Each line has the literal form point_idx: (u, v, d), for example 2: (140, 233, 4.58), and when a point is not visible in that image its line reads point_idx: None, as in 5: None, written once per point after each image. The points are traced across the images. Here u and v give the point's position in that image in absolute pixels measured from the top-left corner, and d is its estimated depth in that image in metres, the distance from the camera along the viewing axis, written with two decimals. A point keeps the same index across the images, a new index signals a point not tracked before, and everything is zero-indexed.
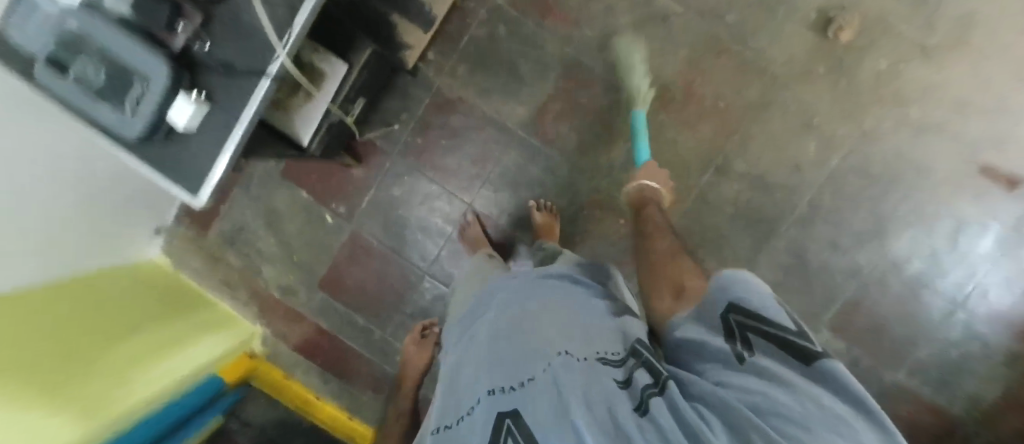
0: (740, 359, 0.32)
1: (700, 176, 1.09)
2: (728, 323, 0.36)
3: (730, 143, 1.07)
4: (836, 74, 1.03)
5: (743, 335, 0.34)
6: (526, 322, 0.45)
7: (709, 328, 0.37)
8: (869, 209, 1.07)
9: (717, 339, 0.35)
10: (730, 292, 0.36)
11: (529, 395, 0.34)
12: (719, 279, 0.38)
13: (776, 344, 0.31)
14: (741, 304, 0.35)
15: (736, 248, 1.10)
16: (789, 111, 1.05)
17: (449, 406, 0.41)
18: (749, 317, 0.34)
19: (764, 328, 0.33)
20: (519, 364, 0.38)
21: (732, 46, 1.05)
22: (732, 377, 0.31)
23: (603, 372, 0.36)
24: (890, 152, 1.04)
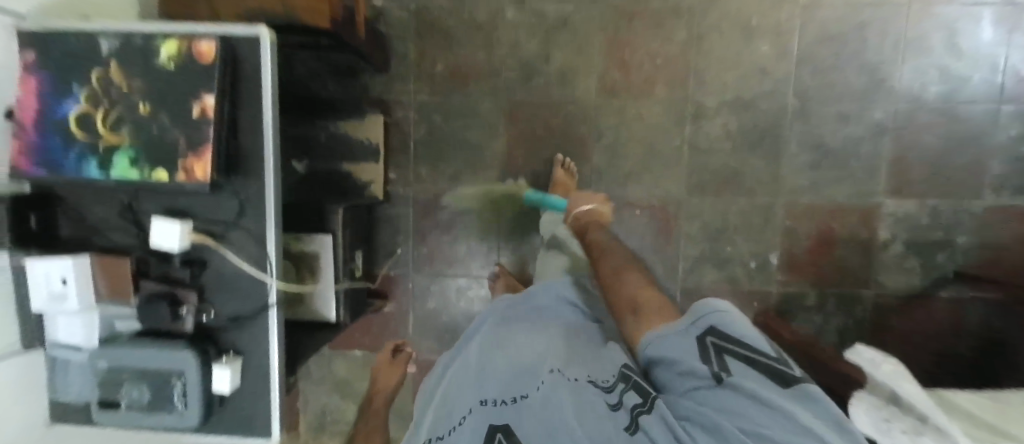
0: (719, 378, 0.37)
1: (682, 132, 1.06)
2: (705, 342, 0.41)
3: (689, 89, 1.04)
4: None
5: (720, 355, 0.39)
6: (520, 351, 0.49)
7: (687, 348, 0.42)
8: (857, 66, 1.01)
9: (698, 358, 0.40)
10: (711, 319, 0.42)
11: (526, 412, 0.37)
12: (701, 307, 0.44)
13: (748, 363, 0.37)
14: (720, 329, 0.41)
15: (758, 175, 1.06)
16: (726, 28, 1.02)
17: (445, 415, 0.42)
18: (727, 340, 0.40)
19: (738, 352, 0.39)
20: (518, 384, 0.42)
21: (637, 7, 1.03)
22: (710, 393, 0.36)
23: (593, 393, 0.40)
24: (842, 6, 0.99)
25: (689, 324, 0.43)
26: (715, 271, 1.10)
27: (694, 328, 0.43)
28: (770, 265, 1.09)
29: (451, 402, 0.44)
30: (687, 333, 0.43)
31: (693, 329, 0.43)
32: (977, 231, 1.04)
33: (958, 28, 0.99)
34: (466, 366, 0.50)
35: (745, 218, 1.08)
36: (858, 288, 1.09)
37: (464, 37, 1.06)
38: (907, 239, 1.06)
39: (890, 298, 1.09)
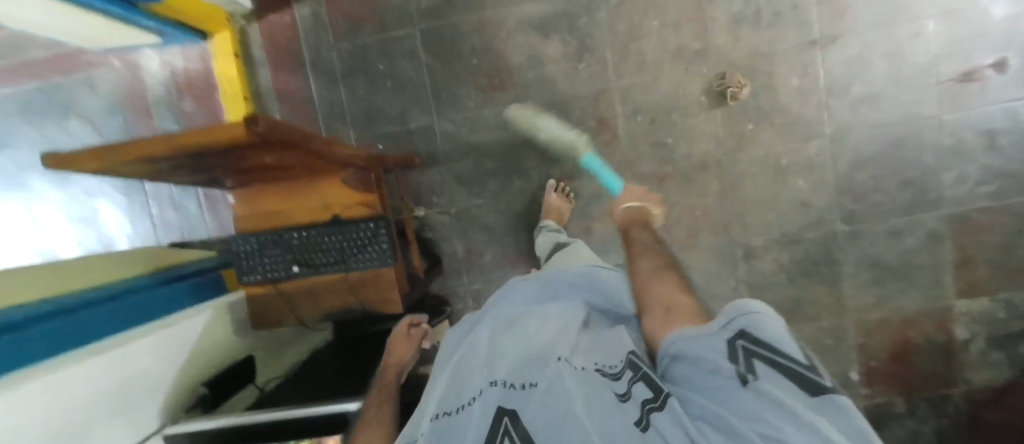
0: (743, 381, 0.32)
1: (736, 273, 1.06)
2: (734, 346, 0.35)
3: (734, 233, 1.05)
4: (768, 116, 1.01)
5: (746, 357, 0.34)
6: (527, 337, 0.47)
7: (708, 347, 0.36)
8: (901, 182, 0.99)
9: (723, 359, 0.35)
10: (742, 322, 0.35)
11: (538, 394, 0.37)
12: (736, 306, 0.37)
13: (775, 366, 0.32)
14: (752, 330, 0.34)
15: (823, 302, 1.05)
16: (758, 171, 1.02)
17: (452, 392, 0.42)
18: (758, 343, 0.34)
19: (772, 355, 0.33)
20: (524, 373, 0.41)
21: (664, 169, 1.05)
22: (734, 396, 0.32)
23: (599, 382, 0.38)
24: (870, 131, 0.99)
25: (722, 325, 0.37)
26: None
27: (726, 330, 0.36)
28: (852, 383, 1.07)
29: (459, 377, 0.44)
30: (716, 334, 0.37)
31: (724, 331, 0.36)
32: None
33: (994, 128, 0.97)
34: (469, 349, 0.48)
35: (817, 342, 1.06)
36: (948, 390, 1.05)
37: (504, 226, 1.11)
38: (989, 335, 1.03)
39: (983, 393, 1.05)
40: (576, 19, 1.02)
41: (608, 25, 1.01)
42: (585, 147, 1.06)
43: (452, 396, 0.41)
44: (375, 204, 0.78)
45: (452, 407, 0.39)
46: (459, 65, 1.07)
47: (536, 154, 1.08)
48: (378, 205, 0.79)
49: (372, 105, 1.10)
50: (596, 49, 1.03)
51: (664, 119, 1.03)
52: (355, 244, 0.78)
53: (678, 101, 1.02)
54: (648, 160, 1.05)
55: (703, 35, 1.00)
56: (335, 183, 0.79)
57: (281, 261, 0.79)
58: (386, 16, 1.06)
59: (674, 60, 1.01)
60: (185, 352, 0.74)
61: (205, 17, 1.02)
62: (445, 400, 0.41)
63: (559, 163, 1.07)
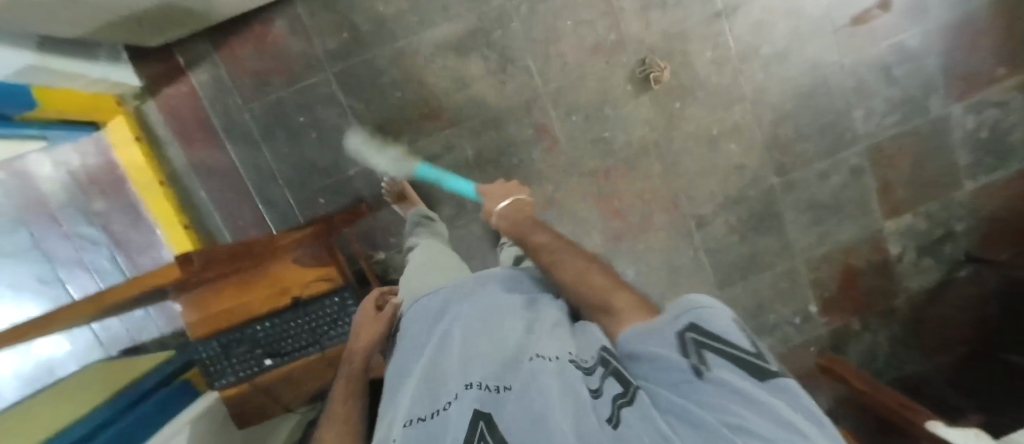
0: (698, 372, 0.33)
1: (693, 242, 1.11)
2: (685, 338, 0.37)
3: (684, 206, 1.09)
4: (692, 92, 1.03)
5: (698, 349, 0.35)
6: (495, 337, 0.45)
7: (664, 341, 0.38)
8: (820, 128, 1.07)
9: (676, 353, 0.36)
10: (689, 317, 0.38)
11: (512, 399, 0.34)
12: (689, 304, 0.39)
13: (729, 357, 0.33)
14: (701, 324, 0.37)
15: (774, 251, 1.12)
16: (694, 145, 1.06)
17: (423, 398, 0.39)
18: (707, 335, 0.36)
19: (720, 347, 0.35)
20: (495, 375, 0.38)
21: (606, 162, 1.07)
22: (690, 387, 0.32)
23: (574, 374, 0.36)
24: (786, 86, 1.04)
25: (675, 318, 0.40)
26: (768, 343, 1.17)
27: (678, 323, 0.39)
28: (812, 316, 1.17)
29: (426, 382, 0.41)
30: (672, 327, 0.39)
31: (677, 327, 0.39)
32: (967, 213, 1.14)
33: (888, 63, 1.05)
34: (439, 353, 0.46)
35: (776, 288, 1.14)
36: (890, 301, 1.17)
37: (466, 250, 1.10)
38: (915, 246, 1.15)
39: (918, 295, 1.18)
40: (490, 33, 1.00)
41: (523, 33, 1.01)
42: (528, 157, 1.07)
43: (418, 404, 0.38)
44: (335, 277, 0.77)
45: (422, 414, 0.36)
46: (383, 101, 1.04)
47: (483, 174, 1.08)
48: (339, 276, 0.77)
49: (302, 160, 1.04)
50: (517, 59, 1.02)
51: (597, 113, 1.04)
52: (322, 322, 0.77)
53: (607, 93, 1.03)
54: (590, 156, 1.07)
55: (617, 25, 1.01)
56: (285, 262, 0.76)
57: (251, 356, 0.77)
58: (294, 65, 1.00)
59: (595, 54, 1.02)
60: None
61: (89, 108, 0.92)
62: (412, 409, 0.38)
63: (507, 177, 1.08)
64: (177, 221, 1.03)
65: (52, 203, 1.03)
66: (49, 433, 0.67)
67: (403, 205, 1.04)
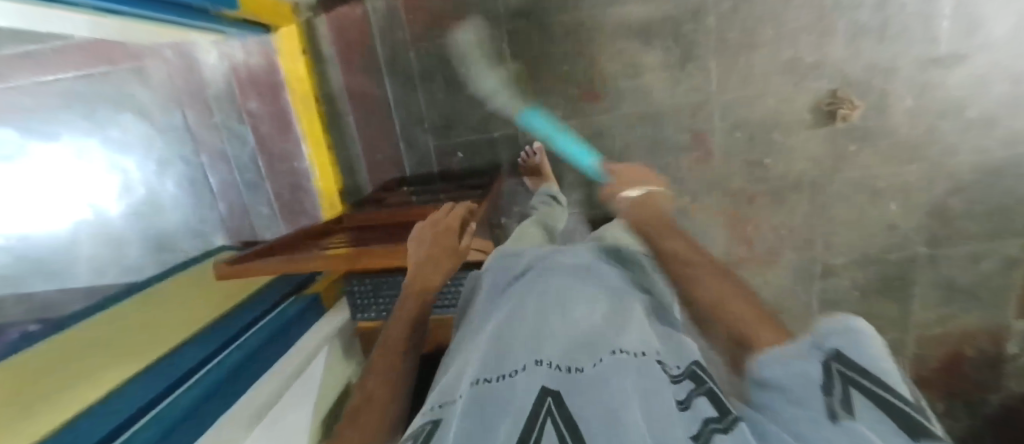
0: (833, 417, 0.25)
1: (811, 288, 1.09)
2: (829, 372, 0.28)
3: (815, 251, 1.06)
4: (872, 139, 0.96)
5: (841, 388, 0.26)
6: (574, 318, 0.43)
7: (803, 382, 0.30)
8: (992, 209, 0.99)
9: (818, 385, 0.28)
10: (839, 339, 0.28)
11: (585, 383, 0.33)
12: (828, 326, 0.30)
13: (874, 398, 0.24)
14: (844, 354, 0.28)
15: (889, 316, 1.10)
16: (851, 194, 1.01)
17: (491, 359, 0.39)
18: (856, 370, 0.26)
19: (870, 382, 0.25)
20: (574, 355, 0.38)
21: (754, 187, 1.03)
22: (818, 431, 0.25)
23: (657, 377, 0.34)
24: (975, 157, 0.96)
25: (815, 349, 0.31)
26: None
27: (819, 351, 0.30)
28: None
29: (499, 342, 0.42)
30: (810, 364, 0.30)
31: (817, 351, 0.30)
32: None
33: None
34: (510, 315, 0.47)
35: None
36: (987, 395, 1.14)
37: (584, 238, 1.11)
38: None
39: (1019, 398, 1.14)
40: (681, 25, 0.93)
41: (715, 33, 0.93)
42: (674, 162, 1.03)
43: (490, 364, 0.39)
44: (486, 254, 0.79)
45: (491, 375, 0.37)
46: (545, 70, 1.00)
47: (624, 168, 1.05)
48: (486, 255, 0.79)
49: (452, 111, 1.06)
50: (698, 59, 0.95)
51: (763, 136, 0.99)
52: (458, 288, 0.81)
53: (780, 118, 0.97)
54: (739, 178, 1.03)
55: (820, 48, 0.92)
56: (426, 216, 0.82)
57: (392, 303, 0.85)
58: (470, 14, 0.99)
59: (784, 74, 0.94)
60: (312, 395, 0.76)
61: (270, 15, 0.93)
62: (483, 367, 0.38)
63: (646, 177, 1.05)
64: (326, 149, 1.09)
65: (211, 92, 1.03)
66: (195, 332, 0.73)
67: (534, 181, 1.02)
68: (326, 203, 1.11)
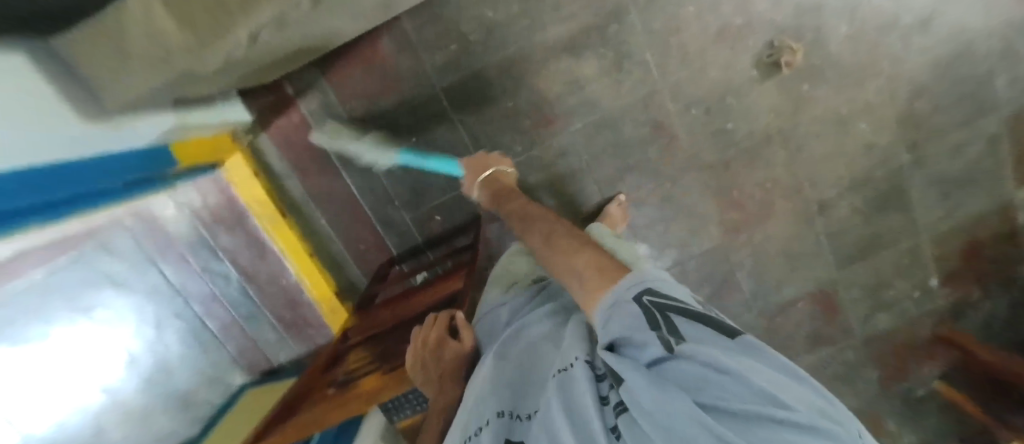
0: (667, 345, 0.29)
1: (815, 227, 1.09)
2: (643, 304, 0.32)
3: (806, 193, 1.06)
4: (822, 73, 0.97)
5: (660, 315, 0.31)
6: (528, 358, 0.47)
7: (627, 319, 0.32)
8: (958, 99, 1.00)
9: (640, 322, 0.31)
10: (643, 284, 0.34)
11: (538, 419, 0.37)
12: (620, 282, 0.36)
13: (692, 318, 0.31)
14: (656, 289, 0.33)
15: (897, 227, 1.10)
16: (821, 129, 1.01)
17: (465, 426, 0.42)
18: (663, 300, 0.32)
19: (681, 308, 0.32)
20: (532, 400, 0.41)
21: (727, 154, 1.03)
22: (658, 369, 0.29)
23: (583, 380, 0.36)
24: (924, 58, 0.97)
25: (623, 288, 0.35)
26: (884, 316, 1.18)
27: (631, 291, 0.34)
28: (933, 289, 1.16)
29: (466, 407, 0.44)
30: (624, 300, 0.33)
31: (625, 299, 0.34)
32: None
33: None
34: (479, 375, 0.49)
35: (896, 265, 1.13)
36: (1017, 269, 1.14)
37: None
38: None
39: None
40: (606, 30, 0.94)
41: (641, 26, 0.94)
42: (644, 156, 1.04)
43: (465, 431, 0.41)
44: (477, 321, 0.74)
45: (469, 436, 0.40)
46: (492, 112, 1.00)
47: (599, 177, 1.05)
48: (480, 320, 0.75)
49: (416, 179, 1.05)
50: (633, 55, 0.96)
51: (719, 105, 0.99)
52: None
53: (730, 83, 0.98)
54: (711, 150, 1.03)
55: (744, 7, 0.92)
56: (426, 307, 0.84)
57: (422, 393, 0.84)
58: (402, 85, 0.99)
59: (719, 41, 0.95)
60: None
61: (212, 149, 0.91)
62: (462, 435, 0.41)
63: (622, 178, 1.05)
64: (307, 256, 1.07)
65: (179, 241, 0.94)
66: None
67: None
68: (327, 306, 1.11)
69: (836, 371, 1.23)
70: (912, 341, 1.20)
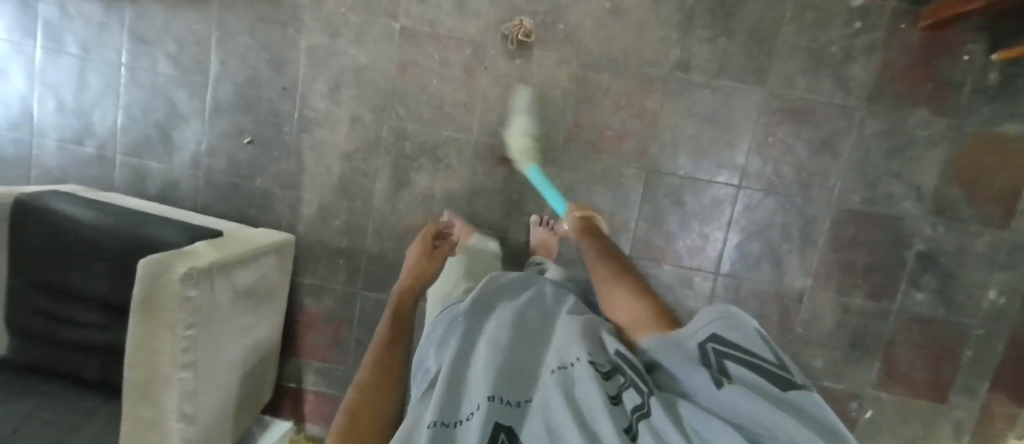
0: (720, 383, 0.33)
1: (699, 83, 1.01)
2: (708, 350, 0.38)
3: (658, 73, 1.01)
4: (561, 5, 0.99)
5: (723, 358, 0.36)
6: (525, 352, 0.48)
7: (690, 358, 0.38)
8: None
9: (704, 356, 0.37)
10: (711, 324, 0.39)
11: (530, 410, 0.39)
12: (690, 324, 0.42)
13: (749, 360, 0.34)
14: (720, 330, 0.38)
15: (768, 6, 0.97)
16: (608, 30, 1.00)
17: (447, 401, 0.43)
18: (727, 343, 0.37)
19: (739, 352, 0.35)
20: (514, 386, 0.42)
21: (570, 120, 1.04)
22: (712, 396, 0.32)
23: (590, 379, 0.37)
24: None
25: (698, 325, 0.40)
26: (858, 66, 0.98)
27: (700, 334, 0.40)
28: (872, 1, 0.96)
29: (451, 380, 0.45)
30: (695, 340, 0.40)
31: (697, 337, 0.40)
32: None
33: None
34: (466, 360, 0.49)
35: (809, 26, 0.98)
36: None
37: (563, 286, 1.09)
38: None
39: None
40: (404, 150, 1.06)
41: (420, 123, 1.04)
42: (520, 185, 1.06)
43: (444, 407, 0.42)
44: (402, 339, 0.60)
45: (451, 419, 0.41)
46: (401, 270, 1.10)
47: (509, 230, 1.08)
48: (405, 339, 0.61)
49: None
50: (436, 141, 1.05)
51: (523, 103, 1.03)
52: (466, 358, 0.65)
53: (513, 84, 1.03)
54: (556, 130, 1.04)
55: (463, 41, 1.01)
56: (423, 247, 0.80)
57: None
58: (341, 315, 1.14)
59: (473, 74, 1.02)
60: None
61: None
62: (438, 410, 0.41)
63: (523, 214, 1.07)
64: None
65: None
66: None
67: None
68: None
69: (884, 146, 1.00)
70: (916, 54, 0.97)
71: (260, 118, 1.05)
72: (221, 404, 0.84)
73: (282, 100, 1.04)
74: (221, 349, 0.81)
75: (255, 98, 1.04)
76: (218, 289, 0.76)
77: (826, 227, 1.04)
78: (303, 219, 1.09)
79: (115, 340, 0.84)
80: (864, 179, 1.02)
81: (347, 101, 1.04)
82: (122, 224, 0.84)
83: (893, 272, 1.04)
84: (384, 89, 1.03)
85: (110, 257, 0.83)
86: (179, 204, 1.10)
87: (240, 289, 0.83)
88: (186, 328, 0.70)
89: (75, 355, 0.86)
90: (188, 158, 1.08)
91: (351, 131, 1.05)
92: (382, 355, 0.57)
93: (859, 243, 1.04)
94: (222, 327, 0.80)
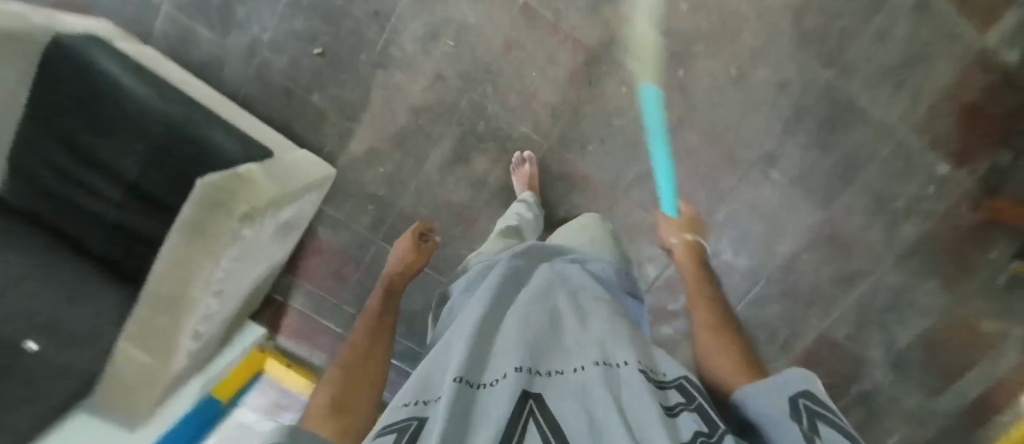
0: (807, 440, 0.27)
1: (773, 181, 1.03)
2: (794, 404, 0.32)
3: (742, 157, 1.01)
4: (688, 54, 0.95)
5: (809, 419, 0.30)
6: (559, 333, 0.42)
7: (767, 408, 0.33)
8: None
9: (780, 411, 0.32)
10: (803, 384, 0.33)
11: (562, 387, 0.33)
12: (771, 380, 0.36)
13: (839, 427, 0.28)
14: (811, 392, 0.32)
15: (864, 140, 0.99)
16: (720, 99, 0.98)
17: (474, 361, 0.36)
18: (821, 408, 0.31)
19: (834, 419, 0.30)
20: (548, 361, 0.37)
21: (643, 166, 1.02)
22: None
23: (639, 383, 0.32)
24: None
25: (775, 383, 0.34)
26: (910, 224, 1.04)
27: (779, 391, 0.34)
28: (951, 175, 1.00)
29: (479, 340, 0.40)
30: (774, 394, 0.33)
31: (779, 392, 0.34)
32: None
33: None
34: (495, 327, 0.44)
35: (889, 173, 1.01)
36: None
37: None
38: None
39: None
40: (475, 128, 1.01)
41: (502, 109, 0.99)
42: (571, 205, 1.06)
43: (473, 367, 0.35)
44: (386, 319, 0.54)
45: (475, 382, 0.34)
46: None
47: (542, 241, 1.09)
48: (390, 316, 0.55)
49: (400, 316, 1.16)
50: (510, 133, 1.01)
51: (608, 132, 1.00)
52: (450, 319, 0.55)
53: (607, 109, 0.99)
54: (626, 169, 1.03)
55: (580, 46, 0.95)
56: (411, 246, 0.69)
57: None
58: (350, 255, 1.13)
59: (575, 82, 0.97)
60: None
61: (247, 371, 1.17)
62: (465, 368, 0.34)
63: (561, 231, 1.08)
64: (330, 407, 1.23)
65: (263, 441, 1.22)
66: None
67: None
68: None
69: (890, 297, 1.10)
70: (959, 236, 1.04)
71: (339, 35, 0.95)
72: (224, 319, 0.86)
73: (369, 25, 0.94)
74: (246, 274, 0.81)
75: (341, 11, 0.93)
76: (265, 227, 0.74)
77: (806, 342, 1.15)
78: (347, 153, 1.04)
79: (129, 224, 0.80)
80: (857, 317, 1.12)
81: (437, 56, 0.96)
82: (170, 111, 0.75)
83: (838, 396, 1.19)
84: (480, 61, 0.96)
85: (150, 140, 0.75)
86: (220, 86, 1.00)
87: (280, 223, 0.81)
88: (229, 262, 0.70)
89: (79, 221, 0.80)
90: (246, 42, 0.96)
91: (431, 87, 0.98)
92: (371, 328, 0.52)
93: (826, 365, 1.16)
94: (257, 256, 0.79)
